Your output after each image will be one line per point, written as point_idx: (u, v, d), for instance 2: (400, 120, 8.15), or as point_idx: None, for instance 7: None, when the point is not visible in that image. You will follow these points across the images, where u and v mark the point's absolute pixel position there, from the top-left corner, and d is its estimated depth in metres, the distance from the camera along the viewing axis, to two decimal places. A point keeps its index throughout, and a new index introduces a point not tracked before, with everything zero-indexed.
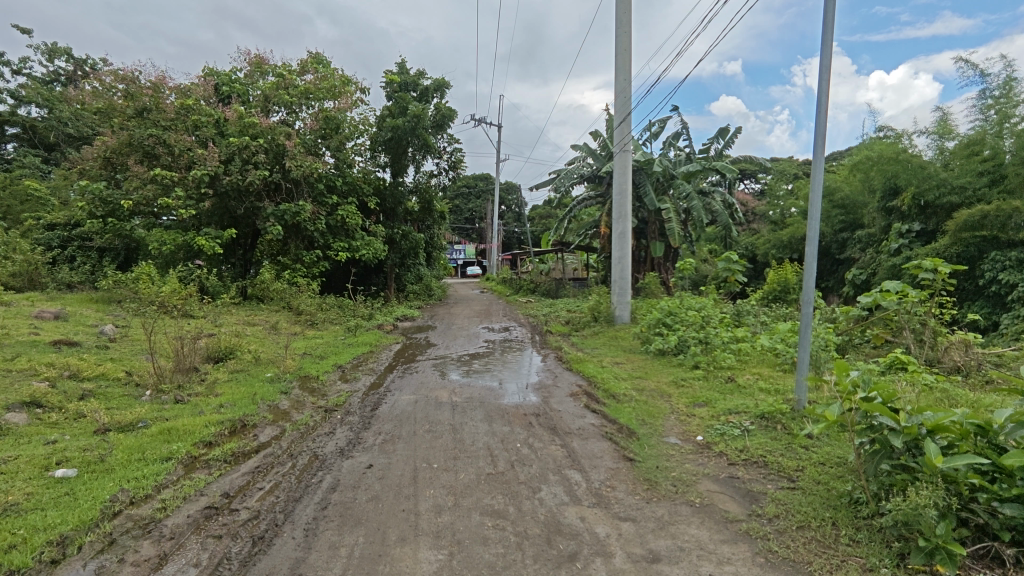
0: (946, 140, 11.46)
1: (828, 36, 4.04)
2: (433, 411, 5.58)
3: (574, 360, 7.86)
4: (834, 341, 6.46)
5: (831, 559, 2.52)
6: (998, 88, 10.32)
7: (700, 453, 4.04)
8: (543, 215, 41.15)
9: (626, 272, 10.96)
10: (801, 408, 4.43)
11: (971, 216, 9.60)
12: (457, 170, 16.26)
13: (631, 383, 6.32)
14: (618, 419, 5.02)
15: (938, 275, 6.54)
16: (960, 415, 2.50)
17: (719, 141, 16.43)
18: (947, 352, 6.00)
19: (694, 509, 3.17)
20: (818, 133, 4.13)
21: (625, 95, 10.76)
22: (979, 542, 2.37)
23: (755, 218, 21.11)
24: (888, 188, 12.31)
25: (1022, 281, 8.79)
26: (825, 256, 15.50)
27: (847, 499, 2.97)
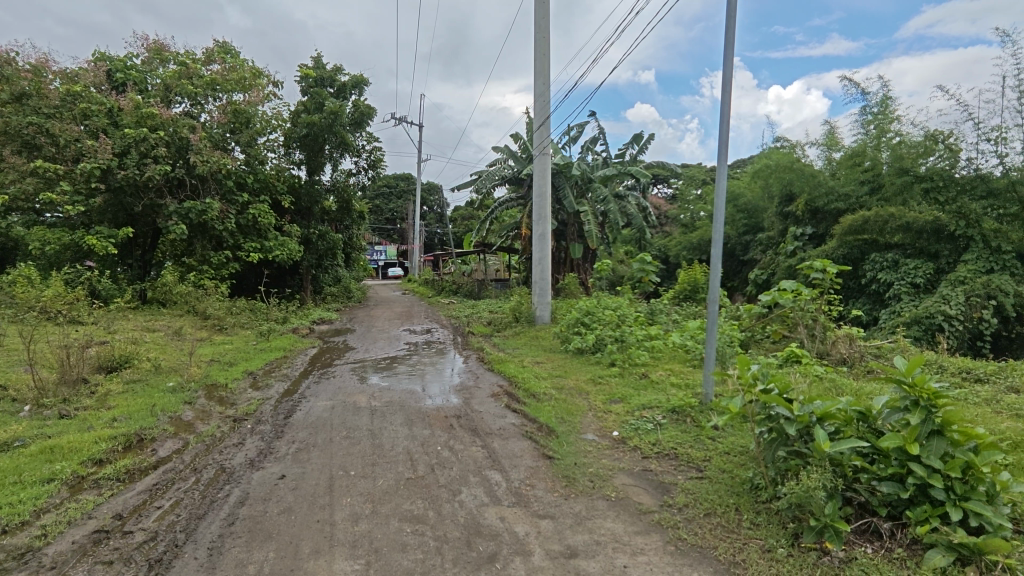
0: (833, 151, 12.55)
1: (730, 50, 4.28)
2: (351, 416, 5.40)
3: (495, 361, 7.87)
4: (738, 337, 6.89)
5: (734, 542, 2.67)
6: (877, 105, 11.30)
7: (616, 448, 4.16)
8: (465, 217, 41.04)
9: (546, 272, 11.14)
10: (709, 401, 4.67)
11: (855, 221, 10.53)
12: (376, 169, 15.89)
13: (551, 382, 6.42)
14: (539, 417, 5.08)
15: (827, 274, 7.12)
16: (845, 403, 2.72)
17: (633, 146, 16.99)
18: (835, 345, 6.54)
19: (610, 503, 3.26)
20: (722, 141, 4.37)
21: (544, 99, 10.93)
22: (861, 518, 2.58)
23: (667, 221, 22.13)
24: (785, 194, 13.29)
25: (898, 280, 9.76)
26: (731, 258, 16.49)
27: (749, 485, 3.15)
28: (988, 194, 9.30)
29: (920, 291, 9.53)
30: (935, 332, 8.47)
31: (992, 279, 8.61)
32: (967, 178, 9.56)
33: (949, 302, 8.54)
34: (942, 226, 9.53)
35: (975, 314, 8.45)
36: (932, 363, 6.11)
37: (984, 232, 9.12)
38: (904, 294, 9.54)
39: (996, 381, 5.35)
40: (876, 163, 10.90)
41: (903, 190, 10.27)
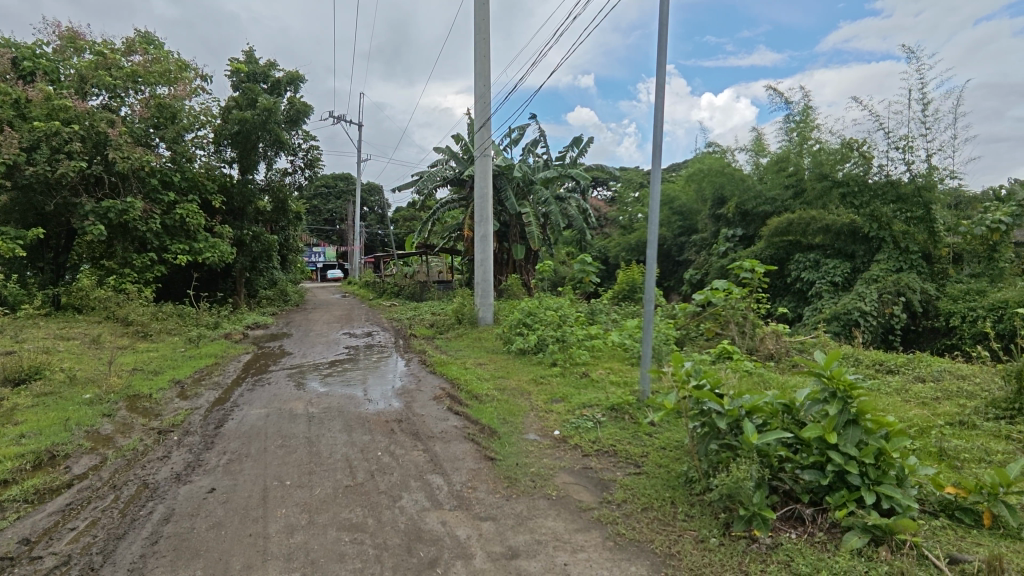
0: (760, 157, 13.18)
1: (662, 56, 4.42)
2: (287, 424, 5.21)
3: (437, 363, 7.79)
4: (674, 335, 7.12)
5: (670, 535, 2.75)
6: (798, 114, 11.97)
7: (557, 447, 4.20)
8: (407, 218, 40.43)
9: (489, 273, 11.14)
10: (645, 398, 4.79)
11: (781, 223, 11.10)
12: (314, 169, 15.43)
13: (493, 383, 6.41)
14: (481, 419, 5.07)
15: (755, 274, 7.48)
16: (771, 396, 2.85)
17: (573, 148, 17.26)
18: (763, 341, 6.86)
19: (550, 502, 3.29)
20: (656, 145, 4.50)
21: (485, 100, 10.93)
22: (786, 506, 2.71)
23: (607, 223, 22.63)
24: (716, 197, 13.85)
25: (819, 279, 10.37)
26: (667, 258, 17.01)
27: (684, 478, 3.26)
28: (897, 199, 9.97)
29: (839, 289, 10.16)
30: (852, 327, 9.05)
31: (901, 277, 9.28)
32: (879, 183, 10.19)
33: (864, 299, 9.16)
34: (858, 228, 10.18)
35: (887, 309, 9.09)
36: (849, 356, 6.51)
37: (894, 234, 9.82)
38: (824, 292, 10.15)
39: (905, 372, 5.76)
40: (798, 169, 11.51)
41: (824, 195, 10.87)
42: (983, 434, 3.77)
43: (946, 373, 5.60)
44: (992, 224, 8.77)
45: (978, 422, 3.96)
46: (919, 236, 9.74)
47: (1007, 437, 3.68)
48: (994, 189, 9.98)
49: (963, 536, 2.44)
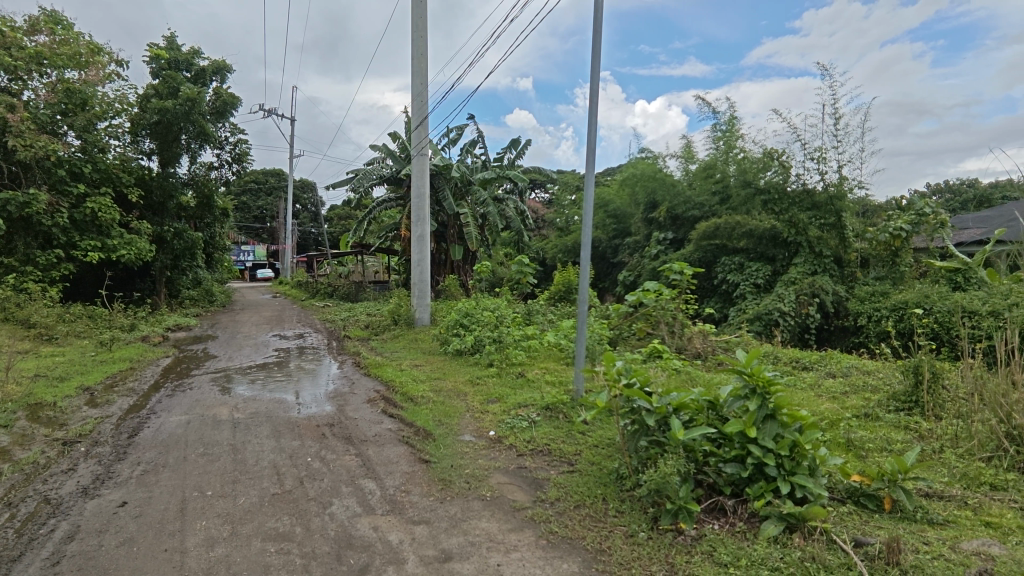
0: (690, 163, 13.71)
1: (595, 62, 4.51)
2: (210, 431, 4.94)
3: (372, 365, 7.62)
4: (607, 335, 7.29)
5: (601, 531, 2.80)
6: (725, 123, 12.48)
7: (492, 447, 4.20)
8: (342, 217, 39.31)
9: (426, 273, 11.01)
10: (579, 397, 4.87)
11: (708, 227, 11.57)
12: (242, 163, 14.76)
13: (428, 385, 6.32)
14: (416, 421, 4.99)
15: (684, 276, 7.79)
16: (696, 393, 2.97)
17: (511, 150, 17.33)
18: (691, 340, 7.14)
19: (484, 503, 3.28)
20: (589, 149, 4.58)
21: (422, 98, 10.80)
22: (710, 498, 2.83)
23: (544, 224, 22.89)
24: (649, 202, 14.31)
25: (743, 281, 10.93)
26: (601, 260, 17.39)
27: (615, 475, 3.33)
28: (813, 206, 10.61)
29: (761, 290, 10.74)
30: (772, 327, 9.59)
31: (815, 279, 9.89)
32: (796, 192, 10.80)
33: (783, 300, 9.72)
34: (778, 233, 10.77)
35: (804, 309, 9.67)
36: (769, 354, 6.88)
37: (810, 239, 10.44)
38: (748, 294, 10.69)
39: (817, 369, 6.16)
40: (725, 176, 12.03)
41: (747, 202, 11.42)
42: (886, 425, 4.07)
43: (854, 369, 6.02)
44: (894, 231, 9.78)
45: (881, 414, 4.27)
46: (832, 241, 10.41)
47: (906, 427, 4.00)
48: (896, 199, 10.84)
49: (867, 520, 2.63)
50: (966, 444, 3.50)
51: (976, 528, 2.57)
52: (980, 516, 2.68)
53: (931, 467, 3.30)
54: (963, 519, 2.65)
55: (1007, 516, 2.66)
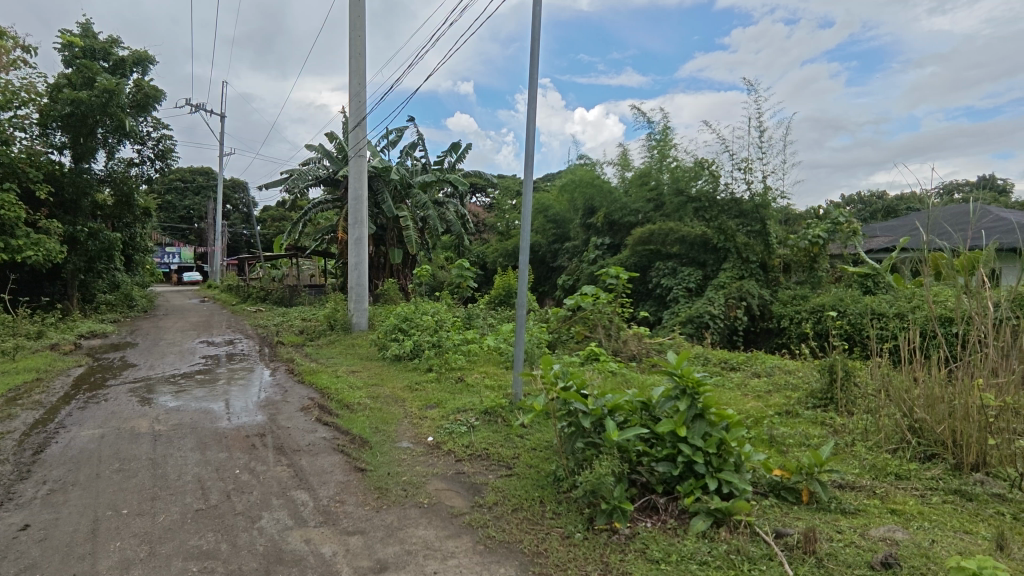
0: (626, 170, 14.08)
1: (534, 69, 4.56)
2: (127, 445, 4.62)
3: (306, 372, 7.37)
4: (546, 339, 7.38)
5: (538, 534, 2.82)
6: (659, 133, 12.78)
7: (430, 454, 4.15)
8: (276, 219, 37.85)
9: (364, 277, 10.78)
10: (517, 400, 4.89)
11: (644, 233, 11.89)
12: (166, 160, 13.97)
13: (365, 391, 6.17)
14: (351, 429, 4.86)
15: (620, 280, 7.99)
16: (630, 394, 3.04)
17: (451, 154, 17.23)
18: (626, 343, 7.34)
19: (421, 511, 3.23)
20: (528, 154, 4.62)
21: (360, 99, 10.59)
22: (643, 497, 2.91)
23: (484, 229, 22.93)
24: (587, 208, 14.59)
25: (676, 285, 11.33)
26: (540, 264, 17.56)
27: (552, 477, 3.36)
28: (740, 214, 11.13)
29: (693, 294, 11.15)
30: (703, 329, 9.98)
31: (742, 283, 10.37)
32: (725, 201, 11.28)
33: (713, 303, 10.15)
34: (708, 239, 11.23)
35: (733, 312, 10.13)
36: (699, 356, 7.15)
37: (737, 245, 10.92)
38: (680, 297, 11.09)
39: (744, 369, 6.46)
40: (659, 183, 12.41)
41: (679, 209, 11.86)
42: (805, 421, 4.33)
43: (776, 369, 6.35)
44: (813, 238, 10.54)
45: (800, 410, 4.54)
46: (758, 247, 10.93)
47: (822, 423, 4.26)
48: (815, 209, 11.54)
49: (787, 512, 2.78)
50: (875, 437, 3.76)
51: (883, 516, 2.77)
52: (887, 504, 2.89)
53: (845, 460, 3.52)
54: (872, 508, 2.84)
55: (910, 503, 2.88)
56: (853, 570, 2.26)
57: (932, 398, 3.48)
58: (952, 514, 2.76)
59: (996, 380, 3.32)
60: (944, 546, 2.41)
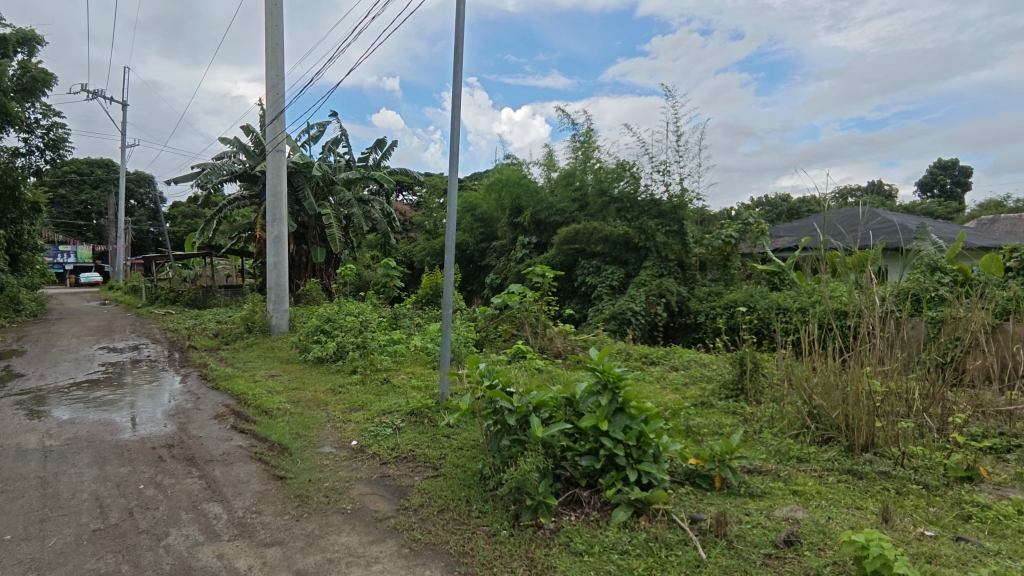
0: (551, 171, 14.30)
1: (458, 68, 4.54)
2: (12, 463, 4.18)
3: (220, 378, 6.97)
4: (473, 337, 7.36)
5: (463, 533, 2.81)
6: (583, 134, 13.08)
7: (354, 458, 4.04)
8: (186, 215, 35.50)
9: (283, 277, 10.33)
10: (444, 400, 4.85)
11: (569, 232, 12.11)
12: (58, 151, 12.80)
13: (285, 396, 5.92)
14: (270, 435, 4.64)
15: (545, 278, 8.11)
16: (554, 391, 3.08)
17: (376, 151, 16.83)
18: (553, 340, 7.45)
19: (344, 517, 3.14)
20: (452, 153, 4.59)
21: (278, 91, 10.13)
22: (567, 491, 2.96)
23: (411, 227, 22.60)
24: (514, 207, 14.69)
25: (600, 283, 11.63)
26: (468, 263, 17.49)
27: (478, 475, 3.36)
28: (659, 215, 11.59)
29: (616, 292, 11.48)
30: (625, 325, 10.30)
31: (662, 281, 10.82)
32: (645, 201, 11.71)
33: (635, 300, 10.51)
34: (630, 239, 11.61)
35: (653, 309, 10.55)
36: (621, 351, 7.38)
37: (657, 244, 11.35)
38: (604, 295, 11.39)
39: (663, 363, 6.73)
40: (584, 184, 12.69)
41: (603, 209, 12.19)
42: (719, 411, 4.57)
43: (693, 362, 6.67)
44: (725, 238, 11.25)
45: (714, 401, 4.79)
46: (676, 246, 11.41)
47: (734, 412, 4.52)
48: (727, 210, 12.18)
49: (702, 498, 2.92)
50: (780, 424, 4.04)
51: (786, 497, 2.97)
52: (789, 486, 3.10)
53: (753, 446, 3.75)
54: (776, 490, 3.04)
55: (809, 483, 3.11)
56: (759, 549, 2.41)
57: (828, 385, 3.76)
58: (845, 492, 3.00)
59: (883, 367, 3.63)
60: (838, 522, 2.62)
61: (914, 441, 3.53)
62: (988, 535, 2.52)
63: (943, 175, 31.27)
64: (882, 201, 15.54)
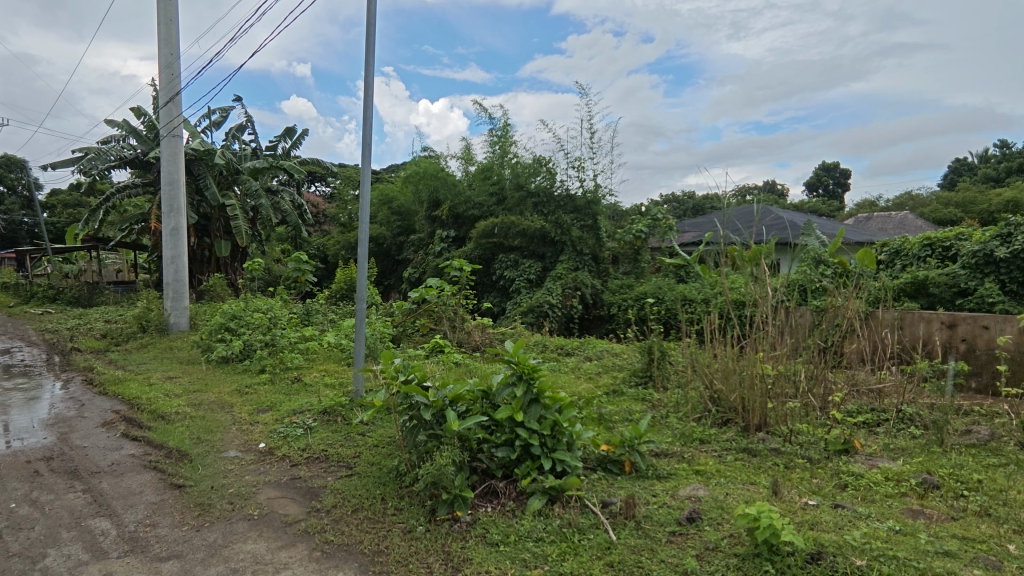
0: (469, 164, 14.28)
1: (370, 56, 4.40)
2: None
3: (109, 382, 6.39)
4: (389, 333, 7.22)
5: (378, 532, 2.75)
6: (499, 129, 13.14)
7: (261, 461, 3.85)
8: (68, 204, 32.18)
9: (181, 271, 9.64)
10: (358, 397, 4.72)
11: (487, 226, 12.11)
12: None
13: (184, 399, 5.52)
14: (166, 442, 4.31)
15: (463, 273, 8.09)
16: (470, 384, 3.06)
17: (285, 139, 16.03)
18: (471, 334, 7.46)
19: (251, 523, 2.98)
20: (364, 143, 4.46)
21: (173, 71, 9.39)
22: (483, 483, 2.98)
23: (324, 220, 21.76)
24: (431, 199, 14.49)
25: (518, 277, 11.74)
26: (386, 258, 17.06)
27: (394, 473, 3.30)
28: (574, 210, 11.90)
29: (533, 285, 11.64)
30: (542, 317, 10.49)
31: (577, 274, 11.13)
32: (561, 196, 11.98)
33: (551, 293, 10.72)
34: (546, 233, 11.79)
35: (569, 301, 10.81)
36: (538, 343, 7.51)
37: (572, 238, 11.62)
38: (522, 288, 11.51)
39: (577, 354, 6.91)
40: (501, 178, 12.74)
41: (520, 203, 12.31)
42: (629, 398, 4.77)
43: (606, 352, 6.90)
44: (636, 233, 11.74)
45: (625, 389, 4.99)
46: (590, 241, 11.75)
47: (643, 399, 4.73)
48: (638, 206, 12.67)
49: (612, 482, 3.03)
50: (684, 408, 4.28)
51: (689, 476, 3.15)
52: (693, 466, 3.28)
53: (660, 430, 3.95)
54: (681, 471, 3.22)
55: (710, 463, 3.31)
56: (665, 527, 2.54)
57: (727, 370, 4.02)
58: (741, 469, 3.22)
59: (774, 353, 3.93)
60: (734, 497, 2.82)
61: (800, 419, 3.86)
62: (861, 500, 2.80)
63: (827, 177, 34.24)
64: (775, 200, 16.80)
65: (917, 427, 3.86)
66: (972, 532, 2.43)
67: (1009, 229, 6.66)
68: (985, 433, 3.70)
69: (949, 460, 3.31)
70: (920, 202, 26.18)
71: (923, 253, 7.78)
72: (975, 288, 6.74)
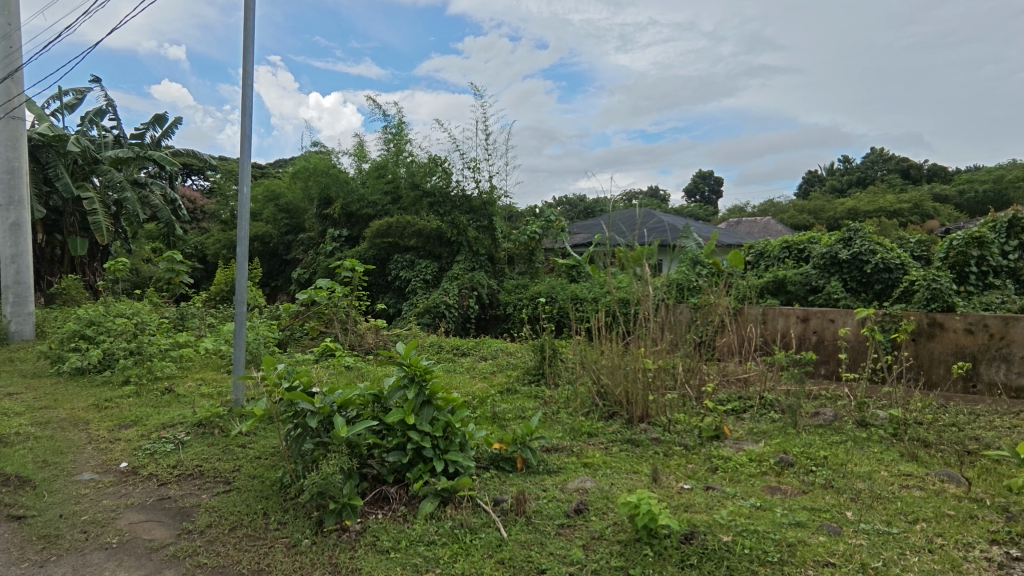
0: (362, 162, 13.83)
1: (249, 42, 4.12)
2: None
3: None
4: (274, 337, 6.84)
5: (259, 550, 2.58)
6: (394, 127, 12.87)
7: (123, 483, 3.47)
8: None
9: (24, 272, 8.46)
10: (238, 406, 4.40)
11: (381, 225, 11.78)
12: None
13: (27, 418, 4.84)
14: (2, 468, 3.75)
15: (355, 274, 7.80)
16: (361, 388, 2.96)
17: (154, 127, 14.59)
18: (364, 336, 7.26)
19: (108, 553, 2.68)
20: (242, 135, 4.16)
21: (11, 43, 8.23)
22: (374, 490, 2.89)
23: (201, 216, 20.10)
24: (322, 197, 13.87)
25: (414, 277, 11.55)
26: (272, 257, 16.06)
27: (278, 485, 3.12)
28: (470, 210, 11.94)
29: (429, 285, 11.51)
30: (438, 318, 10.41)
31: (473, 274, 11.16)
32: (456, 197, 11.96)
33: (447, 293, 10.68)
34: (443, 233, 11.71)
35: (465, 301, 10.85)
36: (433, 343, 7.44)
37: (468, 239, 11.64)
38: (418, 288, 11.34)
39: (472, 354, 6.92)
40: (396, 177, 12.50)
41: (415, 203, 12.14)
42: (522, 396, 4.85)
43: (500, 351, 6.99)
44: (530, 234, 11.98)
45: (518, 387, 5.07)
46: (485, 241, 11.83)
47: (536, 396, 4.84)
48: (532, 208, 12.96)
49: (504, 480, 3.06)
50: (574, 404, 4.43)
51: (578, 469, 3.26)
52: (581, 459, 3.40)
53: (552, 426, 4.06)
54: (570, 464, 3.33)
55: (598, 455, 3.45)
56: (554, 521, 2.61)
57: (614, 366, 4.22)
58: (626, 459, 3.39)
59: (656, 348, 4.17)
60: (618, 487, 2.96)
61: (678, 409, 4.14)
62: (729, 481, 3.05)
63: (702, 183, 37.10)
64: (657, 205, 17.91)
65: (776, 412, 4.27)
66: (818, 503, 2.73)
67: (850, 234, 7.58)
68: (830, 414, 4.18)
69: (802, 439, 3.70)
70: (780, 208, 29.16)
71: (783, 255, 8.66)
72: (824, 285, 7.62)
